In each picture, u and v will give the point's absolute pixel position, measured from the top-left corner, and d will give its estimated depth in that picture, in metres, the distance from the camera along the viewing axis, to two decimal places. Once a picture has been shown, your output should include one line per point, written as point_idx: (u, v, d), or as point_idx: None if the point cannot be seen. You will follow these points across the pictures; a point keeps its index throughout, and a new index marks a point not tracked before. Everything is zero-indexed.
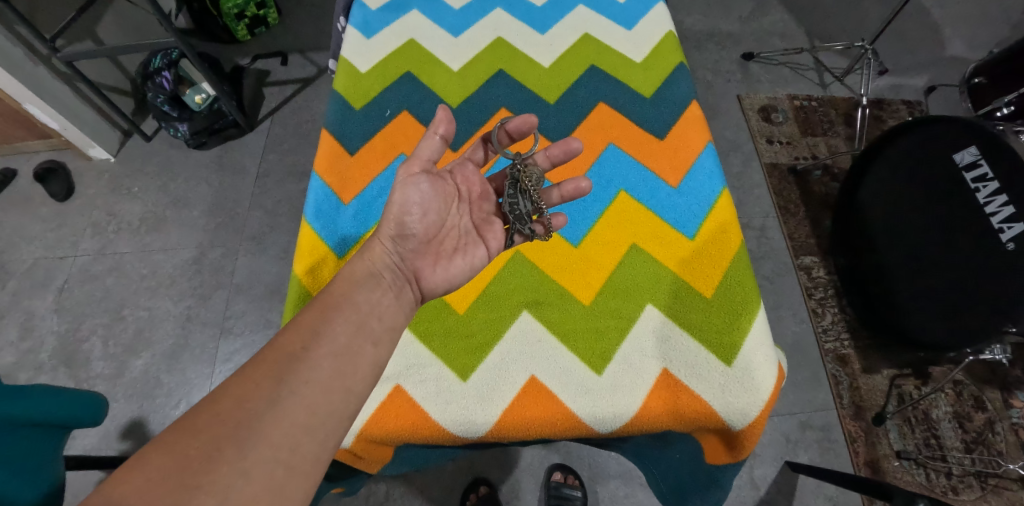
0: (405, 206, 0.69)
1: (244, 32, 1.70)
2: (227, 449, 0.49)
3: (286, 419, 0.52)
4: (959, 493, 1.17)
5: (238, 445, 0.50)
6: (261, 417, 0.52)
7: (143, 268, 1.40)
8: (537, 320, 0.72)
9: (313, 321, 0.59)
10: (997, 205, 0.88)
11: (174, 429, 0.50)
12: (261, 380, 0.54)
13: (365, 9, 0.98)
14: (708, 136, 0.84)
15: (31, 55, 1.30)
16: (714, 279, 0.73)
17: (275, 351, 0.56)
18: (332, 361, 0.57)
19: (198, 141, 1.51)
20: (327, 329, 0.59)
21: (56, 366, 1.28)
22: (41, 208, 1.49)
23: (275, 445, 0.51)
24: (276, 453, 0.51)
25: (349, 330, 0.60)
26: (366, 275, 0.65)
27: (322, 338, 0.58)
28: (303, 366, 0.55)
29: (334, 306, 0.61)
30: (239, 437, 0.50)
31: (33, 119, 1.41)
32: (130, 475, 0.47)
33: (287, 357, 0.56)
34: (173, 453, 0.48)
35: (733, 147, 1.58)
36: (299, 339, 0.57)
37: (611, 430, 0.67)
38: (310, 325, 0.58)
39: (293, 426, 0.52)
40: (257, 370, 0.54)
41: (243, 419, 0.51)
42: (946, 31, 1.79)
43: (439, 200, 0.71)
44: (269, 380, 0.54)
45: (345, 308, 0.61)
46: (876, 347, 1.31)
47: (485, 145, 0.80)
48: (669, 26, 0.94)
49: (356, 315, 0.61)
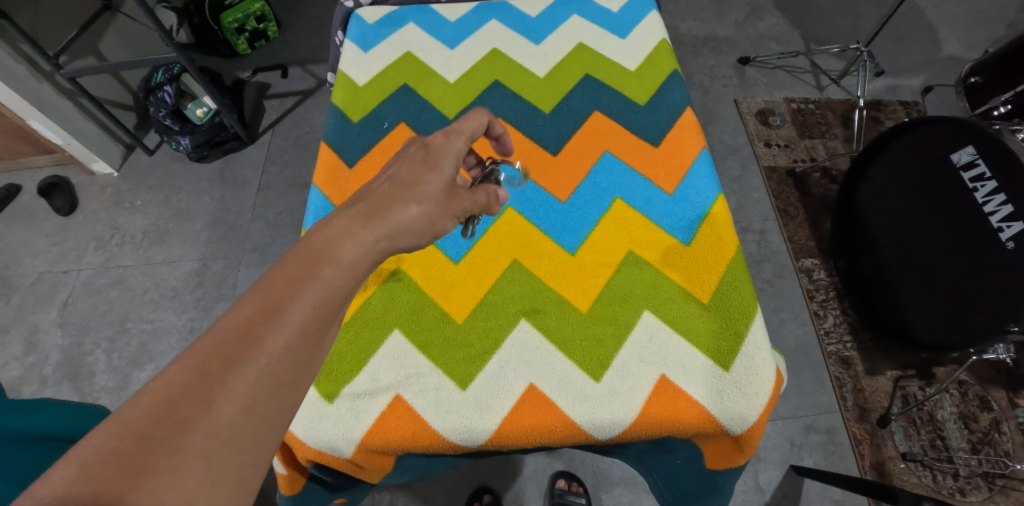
0: (432, 212, 0.60)
1: (245, 46, 1.73)
2: (191, 459, 0.39)
3: (261, 413, 0.43)
4: (966, 494, 1.16)
5: (205, 454, 0.40)
6: (234, 415, 0.41)
7: (147, 281, 1.42)
8: (536, 328, 0.72)
9: (290, 277, 0.48)
10: (995, 204, 0.87)
11: (116, 435, 0.39)
12: (220, 368, 0.42)
13: (362, 23, 1.00)
14: (703, 142, 0.85)
15: (34, 71, 1.32)
16: (710, 284, 0.74)
17: (233, 327, 0.44)
18: (305, 325, 0.47)
19: (200, 155, 1.54)
20: (294, 298, 0.47)
21: (60, 379, 1.29)
22: (44, 223, 1.50)
23: (244, 446, 0.42)
24: (245, 454, 0.41)
25: (323, 300, 0.48)
26: (368, 229, 0.54)
27: (289, 308, 0.46)
28: (271, 343, 0.45)
29: (309, 268, 0.49)
30: (205, 444, 0.40)
31: (36, 135, 1.43)
32: (68, 501, 0.36)
33: (260, 324, 0.45)
34: (125, 469, 0.38)
35: (731, 151, 1.59)
36: (260, 310, 0.46)
37: (611, 437, 0.68)
38: (286, 282, 0.48)
39: (265, 422, 0.43)
40: (208, 354, 0.43)
41: (211, 420, 0.41)
42: (942, 32, 1.80)
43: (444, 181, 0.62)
44: (239, 357, 0.43)
45: (319, 266, 0.50)
46: (879, 349, 1.31)
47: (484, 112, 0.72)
48: (662, 35, 0.95)
49: (340, 280, 0.50)
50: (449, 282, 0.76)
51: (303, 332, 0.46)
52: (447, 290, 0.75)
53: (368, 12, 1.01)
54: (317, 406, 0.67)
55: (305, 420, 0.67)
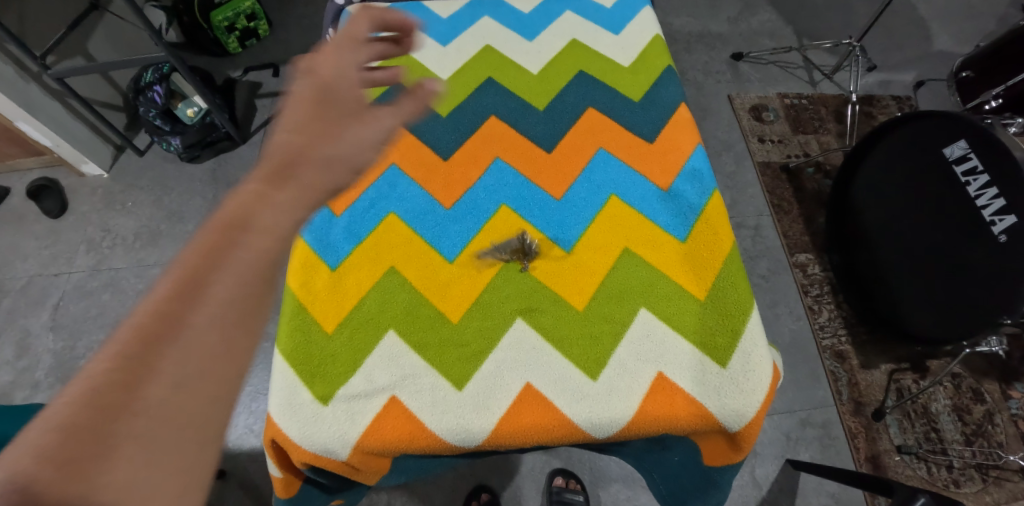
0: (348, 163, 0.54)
1: (235, 44, 1.71)
2: (130, 449, 0.35)
3: (201, 391, 0.39)
4: (960, 486, 1.17)
5: (146, 443, 0.36)
6: (170, 395, 0.37)
7: (139, 283, 1.40)
8: (532, 327, 0.71)
9: (210, 245, 0.42)
10: (988, 198, 0.87)
11: (43, 436, 0.34)
12: (145, 349, 0.38)
13: (353, 20, 0.98)
14: (697, 138, 0.85)
15: (22, 73, 1.30)
16: (707, 281, 0.73)
17: (151, 311, 0.39)
18: (236, 292, 0.42)
19: (191, 155, 1.53)
20: (219, 270, 0.42)
21: (53, 384, 1.27)
22: (35, 226, 1.48)
23: (182, 424, 0.38)
24: (194, 437, 0.38)
25: (255, 270, 0.43)
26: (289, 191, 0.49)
27: (214, 279, 0.41)
28: (199, 319, 0.40)
29: (232, 235, 0.44)
30: (149, 432, 0.36)
31: (25, 137, 1.41)
32: None
33: (181, 297, 0.40)
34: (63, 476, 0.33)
35: (725, 146, 1.59)
36: (174, 288, 0.40)
37: (608, 435, 0.67)
38: (205, 252, 0.42)
39: (205, 399, 0.39)
40: (131, 340, 0.38)
41: (143, 403, 0.37)
42: (933, 27, 1.81)
43: (351, 124, 0.56)
44: (156, 338, 0.38)
45: (244, 234, 0.44)
46: (873, 342, 1.32)
47: (380, 34, 0.62)
48: (655, 31, 0.95)
49: (266, 245, 0.45)
50: (443, 282, 0.75)
51: (226, 304, 0.41)
52: (442, 290, 0.74)
53: (359, 9, 1.00)
54: (311, 409, 0.67)
55: (299, 422, 0.66)
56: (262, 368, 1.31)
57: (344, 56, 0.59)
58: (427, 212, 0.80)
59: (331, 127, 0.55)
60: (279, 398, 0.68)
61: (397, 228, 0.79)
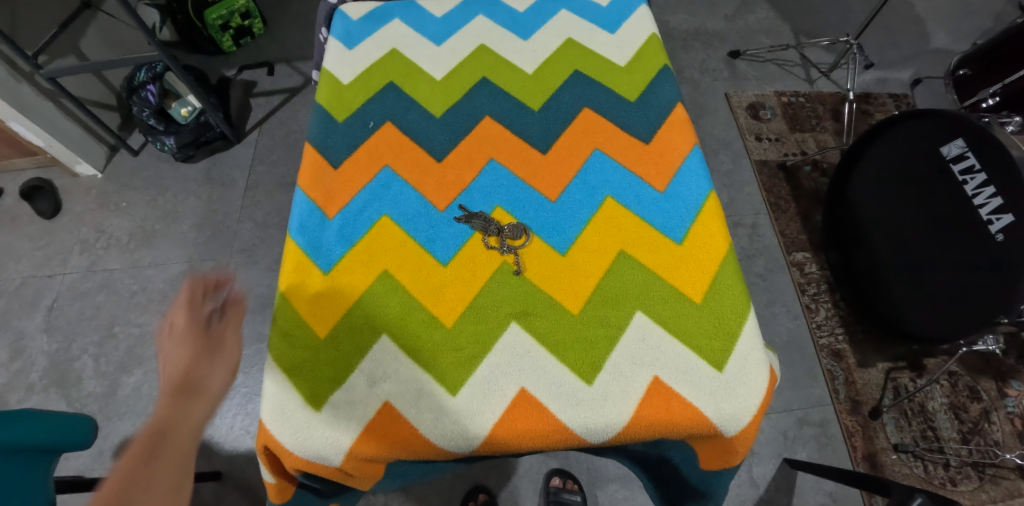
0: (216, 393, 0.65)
1: (229, 43, 1.70)
2: None
3: None
4: (957, 484, 1.17)
5: None
6: None
7: (134, 284, 1.39)
8: (526, 331, 0.71)
9: (126, 472, 0.54)
10: (985, 197, 0.86)
11: None
12: None
13: (346, 20, 0.97)
14: (693, 139, 0.84)
15: (14, 72, 1.29)
16: (703, 284, 0.73)
17: None
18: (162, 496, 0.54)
19: (186, 155, 1.51)
20: (141, 486, 0.54)
21: (47, 386, 1.26)
22: (28, 227, 1.47)
23: None
24: None
25: (170, 481, 0.56)
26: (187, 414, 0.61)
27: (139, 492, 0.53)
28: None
29: (145, 462, 0.55)
30: None
31: (18, 137, 1.40)
32: None
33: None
34: None
35: (723, 145, 1.58)
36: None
37: (603, 440, 0.67)
38: (121, 484, 0.53)
39: None
40: None
41: None
42: (930, 24, 1.81)
43: (206, 354, 0.66)
44: None
45: (155, 460, 0.56)
46: (870, 341, 1.32)
47: (209, 293, 0.70)
48: (651, 29, 0.94)
49: (175, 461, 0.57)
50: (437, 286, 0.74)
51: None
52: (436, 294, 0.74)
53: (352, 8, 0.99)
54: (304, 415, 0.66)
55: (292, 429, 0.65)
56: (258, 369, 1.30)
57: (184, 316, 0.67)
58: (421, 215, 0.79)
59: (200, 354, 0.66)
60: (271, 405, 0.67)
61: (391, 230, 0.78)
